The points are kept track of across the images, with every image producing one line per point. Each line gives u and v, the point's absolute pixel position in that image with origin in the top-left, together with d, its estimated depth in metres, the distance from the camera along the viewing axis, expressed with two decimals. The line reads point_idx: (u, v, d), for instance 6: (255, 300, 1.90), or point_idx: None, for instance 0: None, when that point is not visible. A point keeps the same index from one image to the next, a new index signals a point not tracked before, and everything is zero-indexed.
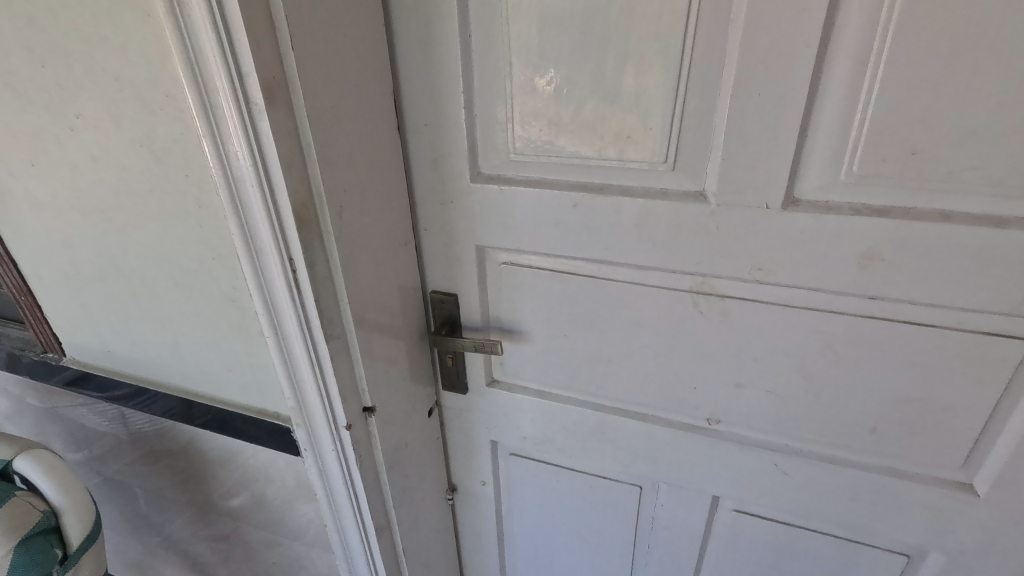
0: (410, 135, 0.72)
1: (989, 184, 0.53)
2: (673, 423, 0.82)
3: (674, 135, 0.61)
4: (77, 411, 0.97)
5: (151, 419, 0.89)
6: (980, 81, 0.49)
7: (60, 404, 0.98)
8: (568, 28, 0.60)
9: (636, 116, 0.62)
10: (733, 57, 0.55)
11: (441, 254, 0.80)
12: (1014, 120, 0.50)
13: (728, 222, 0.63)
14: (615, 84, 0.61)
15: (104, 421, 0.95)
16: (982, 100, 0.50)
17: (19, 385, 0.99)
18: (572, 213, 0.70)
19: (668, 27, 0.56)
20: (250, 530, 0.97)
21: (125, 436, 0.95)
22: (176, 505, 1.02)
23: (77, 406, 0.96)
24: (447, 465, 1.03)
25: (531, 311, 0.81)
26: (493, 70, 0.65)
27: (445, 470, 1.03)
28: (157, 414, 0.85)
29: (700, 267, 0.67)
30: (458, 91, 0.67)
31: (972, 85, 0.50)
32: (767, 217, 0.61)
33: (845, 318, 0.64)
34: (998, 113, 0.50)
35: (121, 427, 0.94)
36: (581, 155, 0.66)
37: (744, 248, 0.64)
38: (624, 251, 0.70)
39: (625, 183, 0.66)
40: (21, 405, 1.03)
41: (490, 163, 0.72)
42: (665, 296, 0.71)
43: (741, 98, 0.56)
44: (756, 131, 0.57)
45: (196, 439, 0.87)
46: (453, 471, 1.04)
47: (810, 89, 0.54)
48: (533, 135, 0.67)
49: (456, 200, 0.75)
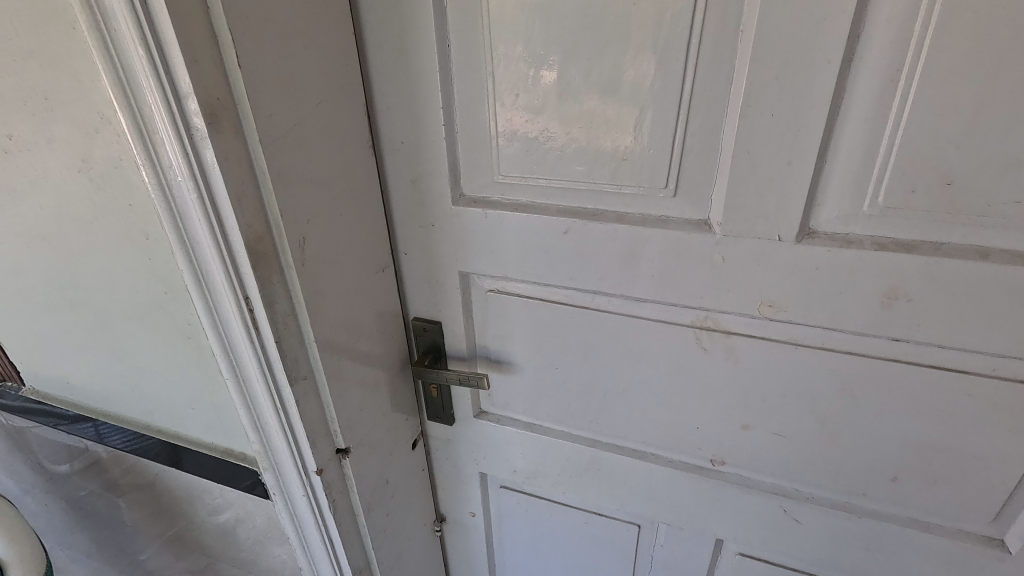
0: (386, 155, 0.66)
1: None
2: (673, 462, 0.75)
3: (674, 158, 0.55)
4: (43, 438, 0.92)
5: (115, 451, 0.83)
6: None
7: (25, 429, 0.93)
8: (558, 40, 0.53)
9: (632, 136, 0.55)
10: (743, 73, 0.49)
11: (422, 279, 0.74)
12: None
13: (735, 254, 0.57)
14: (610, 101, 0.54)
15: (70, 449, 0.90)
16: None
17: None
18: (562, 240, 0.63)
19: (669, 38, 0.50)
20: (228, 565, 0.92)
21: (93, 465, 0.90)
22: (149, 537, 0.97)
23: (42, 433, 0.90)
24: (434, 495, 0.98)
25: (520, 341, 0.75)
26: (475, 84, 0.59)
27: (432, 501, 0.98)
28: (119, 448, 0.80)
29: (703, 301, 0.61)
30: (436, 108, 0.61)
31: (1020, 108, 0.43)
32: (779, 250, 0.55)
33: (863, 360, 0.58)
34: None
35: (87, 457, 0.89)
36: (572, 178, 0.60)
37: (752, 283, 0.57)
38: (620, 283, 0.63)
39: (621, 210, 0.60)
40: None
41: (473, 185, 0.65)
42: (664, 330, 0.65)
43: (751, 118, 0.50)
44: (767, 156, 0.51)
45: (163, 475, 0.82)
46: (440, 502, 0.98)
47: (830, 110, 0.47)
48: (519, 157, 0.61)
49: (437, 224, 0.69)
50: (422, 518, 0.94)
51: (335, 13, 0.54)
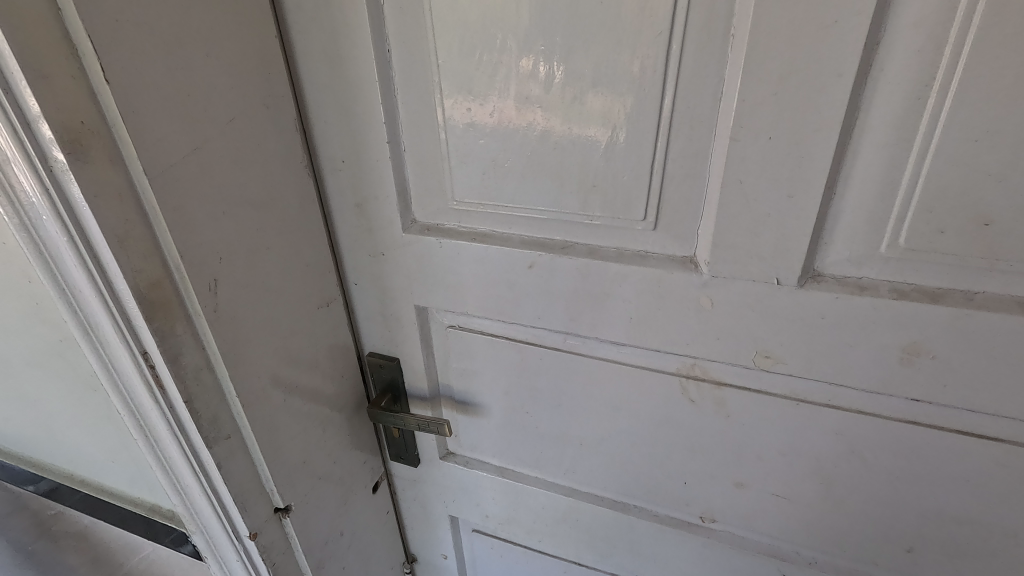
0: (326, 175, 0.57)
1: None
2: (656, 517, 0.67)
3: (653, 185, 0.46)
4: None
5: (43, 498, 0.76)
6: None
7: None
8: (513, 46, 0.45)
9: (602, 160, 0.47)
10: (732, 87, 0.40)
11: (377, 312, 0.66)
12: None
13: (725, 297, 0.48)
14: (575, 119, 0.46)
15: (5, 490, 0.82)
16: None
17: None
18: (526, 275, 0.55)
19: (643, 45, 0.41)
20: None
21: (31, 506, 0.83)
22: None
23: None
24: (403, 536, 0.90)
25: (486, 381, 0.66)
26: (420, 97, 0.50)
27: (400, 542, 0.90)
28: (44, 497, 0.72)
29: (688, 347, 0.52)
30: (377, 124, 0.52)
31: None
32: (777, 295, 0.46)
33: (876, 420, 0.49)
34: None
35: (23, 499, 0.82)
36: (535, 205, 0.51)
37: (746, 330, 0.49)
38: (594, 323, 0.55)
39: (592, 243, 0.51)
40: None
41: (425, 211, 0.57)
42: (646, 377, 0.57)
43: (743, 141, 0.41)
44: (763, 187, 0.42)
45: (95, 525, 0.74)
46: (409, 543, 0.90)
47: (839, 133, 0.39)
48: (474, 180, 0.52)
49: (388, 253, 0.60)
50: (388, 562, 0.86)
51: (249, 15, 0.46)
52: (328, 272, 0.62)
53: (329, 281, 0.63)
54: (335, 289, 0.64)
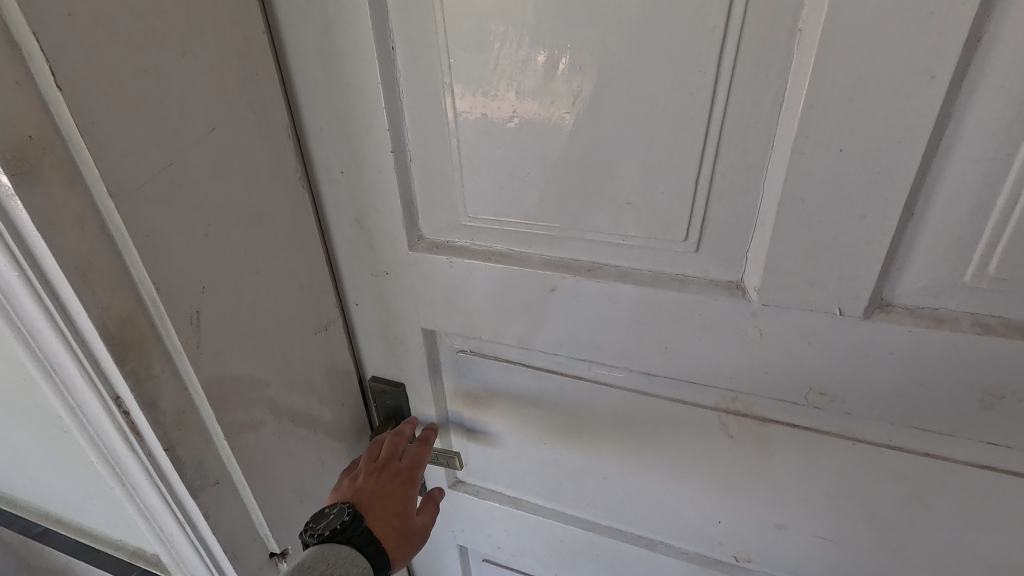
0: (322, 187, 0.51)
1: None
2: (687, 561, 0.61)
3: (696, 202, 0.40)
4: None
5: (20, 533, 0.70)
6: None
7: None
8: (534, 45, 0.39)
9: (637, 174, 0.41)
10: (795, 92, 0.34)
11: (379, 335, 0.60)
12: None
13: (776, 328, 0.42)
14: (607, 127, 0.40)
15: None
16: None
17: None
18: (547, 299, 0.49)
19: (689, 44, 0.35)
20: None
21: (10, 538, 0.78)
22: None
23: None
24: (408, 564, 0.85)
25: (499, 409, 0.61)
26: (426, 101, 0.44)
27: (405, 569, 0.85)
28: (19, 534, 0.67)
29: (729, 380, 0.47)
30: (379, 131, 0.46)
31: None
32: (838, 327, 0.40)
33: (944, 464, 0.44)
34: None
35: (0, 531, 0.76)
36: (559, 223, 0.46)
37: (799, 364, 0.43)
38: (623, 352, 0.50)
39: (623, 266, 0.46)
40: None
41: (433, 227, 0.51)
42: (679, 410, 0.51)
43: (808, 154, 0.35)
44: (828, 206, 0.36)
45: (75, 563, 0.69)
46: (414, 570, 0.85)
47: (924, 146, 0.33)
48: (488, 194, 0.47)
49: (392, 272, 0.55)
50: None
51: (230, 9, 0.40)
52: (326, 292, 0.56)
53: (328, 302, 0.57)
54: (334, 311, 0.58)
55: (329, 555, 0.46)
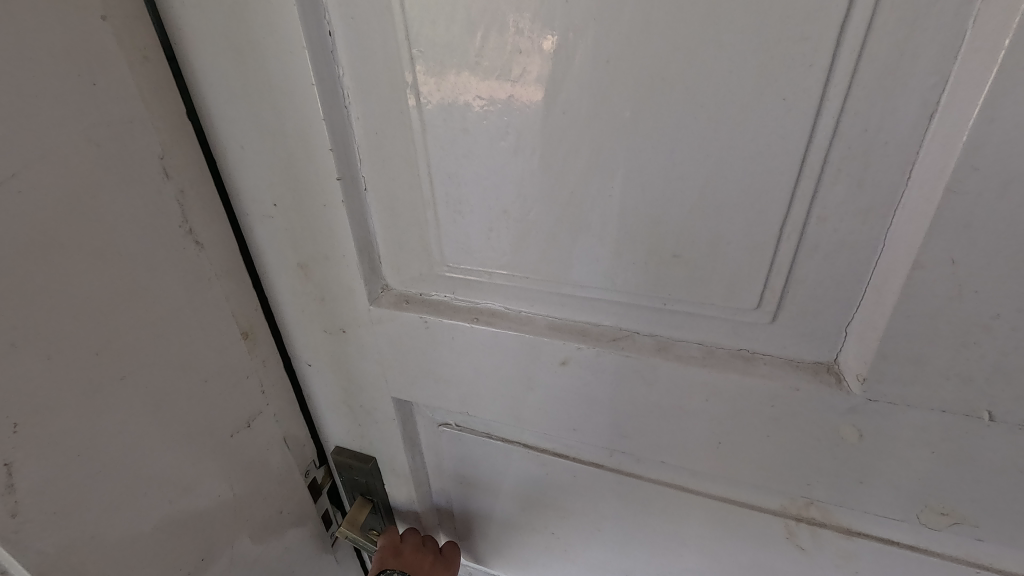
0: (251, 224, 0.38)
1: None
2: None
3: (777, 256, 0.28)
4: None
5: None
6: None
7: None
8: (540, 31, 0.26)
9: (689, 217, 0.28)
10: (962, 101, 0.21)
11: (341, 402, 0.47)
12: None
13: (884, 429, 0.30)
14: (647, 148, 0.27)
15: None
16: None
17: None
18: (556, 374, 0.37)
19: (785, 21, 0.22)
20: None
21: None
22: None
23: None
24: None
25: (493, 492, 0.49)
26: (382, 113, 0.31)
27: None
28: None
29: (804, 487, 0.34)
30: (318, 154, 0.33)
31: None
32: (983, 432, 0.28)
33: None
34: None
35: None
36: (573, 277, 0.33)
37: (911, 476, 0.31)
38: (656, 443, 0.37)
39: (663, 336, 0.33)
40: None
41: (401, 276, 0.38)
42: (730, 513, 0.39)
43: (972, 195, 0.22)
44: (995, 270, 0.23)
45: None
46: None
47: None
48: (474, 238, 0.34)
49: (350, 332, 0.42)
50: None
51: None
52: (251, 371, 0.42)
53: (255, 383, 0.42)
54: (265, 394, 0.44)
55: None
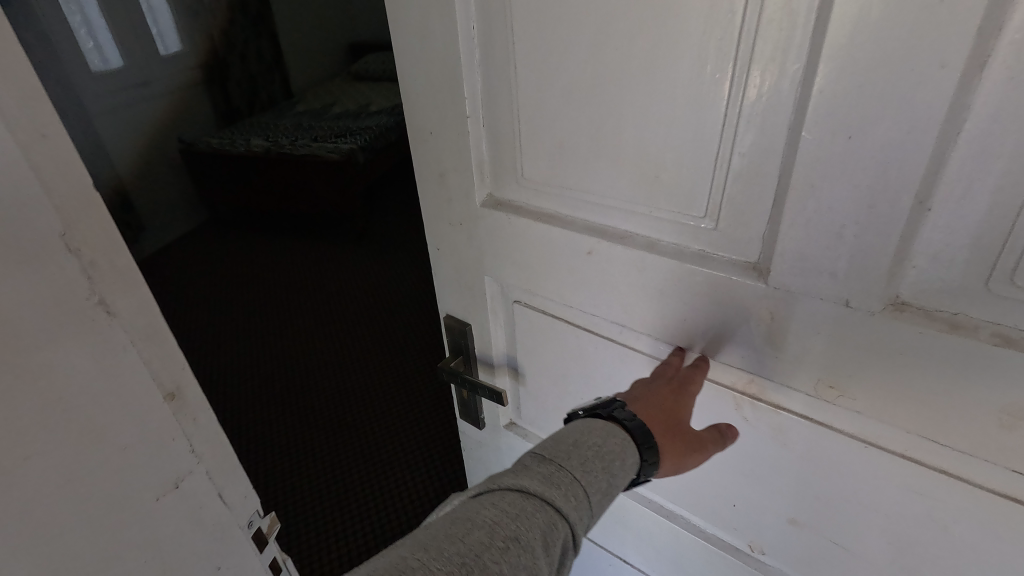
0: (415, 143, 0.61)
1: None
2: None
3: (718, 181, 0.43)
4: None
5: None
6: None
7: None
8: (583, 29, 0.44)
9: (666, 149, 0.44)
10: (812, 78, 0.35)
11: (453, 278, 0.70)
12: None
13: (792, 314, 0.43)
14: (640, 102, 0.43)
15: None
16: None
17: None
18: (581, 259, 0.54)
19: (713, 27, 0.38)
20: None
21: None
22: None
23: None
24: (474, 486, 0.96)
25: (542, 358, 0.68)
26: (496, 73, 0.51)
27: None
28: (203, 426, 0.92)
29: (744, 362, 0.48)
30: (454, 99, 0.55)
31: None
32: (850, 319, 0.40)
33: (963, 486, 0.41)
34: None
35: None
36: (600, 190, 0.50)
37: (809, 353, 0.44)
38: (646, 317, 0.53)
39: (653, 236, 0.49)
40: None
41: (497, 185, 0.58)
42: (697, 386, 0.53)
43: (818, 140, 0.36)
44: (840, 192, 0.37)
45: None
46: None
47: (951, 137, 0.32)
48: (543, 159, 0.53)
49: (460, 223, 0.63)
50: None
51: (29, 81, 0.35)
52: (177, 430, 0.46)
53: (184, 446, 0.47)
54: (193, 454, 0.48)
55: (587, 428, 0.49)
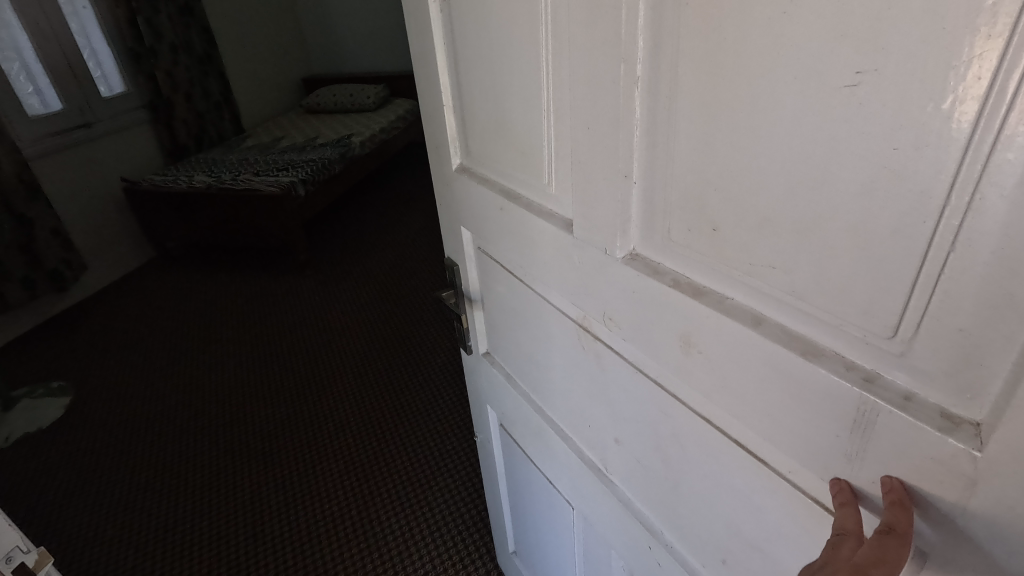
0: (423, 110, 0.45)
1: (792, 308, 0.21)
2: (552, 546, 0.57)
3: (546, 120, 0.31)
4: (105, 425, 1.14)
5: (174, 465, 1.04)
6: (782, 108, 0.19)
7: (97, 420, 1.15)
8: None
9: (526, 115, 0.33)
10: None
11: None
12: (838, 190, 0.18)
13: (605, 293, 0.31)
14: (484, 26, 0.33)
15: (130, 439, 1.11)
16: (770, 126, 0.19)
17: (49, 412, 1.16)
18: (501, 233, 0.40)
19: None
20: (222, 514, 0.94)
21: (156, 441, 1.10)
22: (149, 499, 0.97)
23: (100, 429, 1.13)
24: (464, 482, 0.95)
25: (503, 350, 0.51)
26: (423, 25, 0.39)
27: (346, 512, 0.92)
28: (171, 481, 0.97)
29: (583, 350, 0.37)
30: (419, 45, 0.41)
31: (785, 100, 0.18)
32: (609, 286, 0.30)
33: (716, 527, 0.30)
34: (811, 148, 0.18)
35: (144, 446, 1.09)
36: (478, 147, 0.40)
37: (623, 376, 0.33)
38: (530, 312, 0.42)
39: (525, 227, 0.37)
40: (70, 405, 1.19)
41: (465, 149, 0.42)
42: (580, 386, 0.39)
43: (590, 57, 0.25)
44: (631, 121, 0.24)
45: (200, 496, 0.97)
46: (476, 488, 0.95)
47: (685, 277, 0.25)
48: (479, 131, 0.39)
49: (443, 193, 0.48)
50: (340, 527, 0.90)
51: None
52: None
53: None
54: None
55: None
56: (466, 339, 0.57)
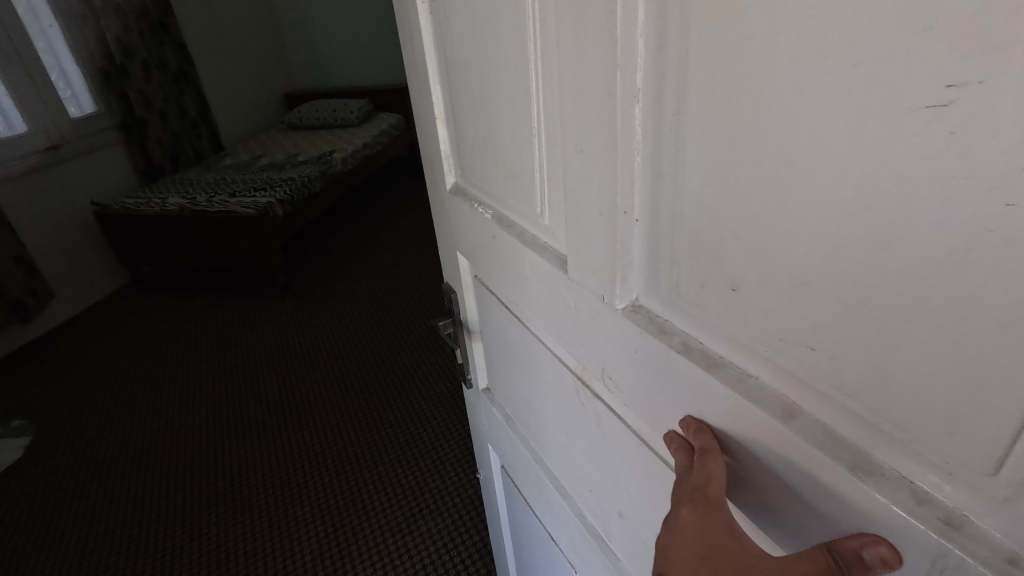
0: (417, 122, 0.40)
1: (839, 404, 0.15)
2: None
3: (540, 139, 0.25)
4: (66, 464, 1.07)
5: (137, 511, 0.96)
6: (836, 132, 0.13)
7: (58, 459, 1.08)
8: None
9: (515, 131, 0.27)
10: None
11: None
12: (912, 256, 0.12)
13: (604, 349, 0.25)
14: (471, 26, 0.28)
15: (91, 480, 1.03)
16: (816, 158, 0.14)
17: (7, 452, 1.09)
18: (494, 265, 0.35)
19: None
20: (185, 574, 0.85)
21: (120, 482, 1.02)
22: (108, 555, 0.89)
23: (61, 469, 1.06)
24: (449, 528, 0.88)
25: (503, 390, 0.45)
26: (412, 25, 0.34)
27: (323, 569, 0.84)
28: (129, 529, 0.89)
29: (580, 407, 0.31)
30: (409, 46, 0.35)
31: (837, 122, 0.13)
32: (608, 342, 0.24)
33: None
34: (876, 191, 0.13)
35: (106, 489, 1.01)
36: (472, 167, 0.34)
37: (625, 444, 0.28)
38: (526, 354, 0.36)
39: (518, 261, 0.31)
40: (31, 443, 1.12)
41: (460, 168, 0.37)
42: (579, 445, 0.33)
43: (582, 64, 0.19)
44: (634, 144, 0.19)
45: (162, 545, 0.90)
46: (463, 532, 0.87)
47: (697, 341, 0.20)
48: (470, 148, 0.33)
49: (439, 213, 0.42)
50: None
51: None
52: None
53: None
54: None
55: None
56: (465, 373, 0.51)
